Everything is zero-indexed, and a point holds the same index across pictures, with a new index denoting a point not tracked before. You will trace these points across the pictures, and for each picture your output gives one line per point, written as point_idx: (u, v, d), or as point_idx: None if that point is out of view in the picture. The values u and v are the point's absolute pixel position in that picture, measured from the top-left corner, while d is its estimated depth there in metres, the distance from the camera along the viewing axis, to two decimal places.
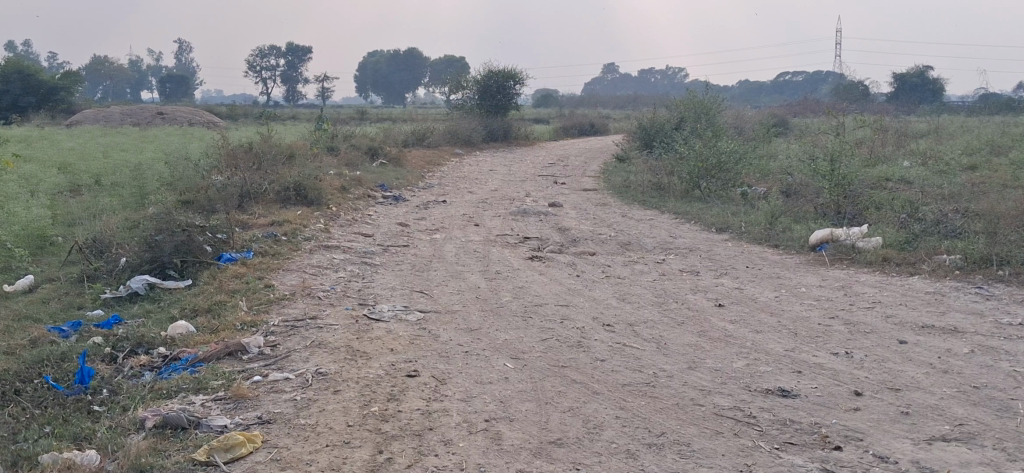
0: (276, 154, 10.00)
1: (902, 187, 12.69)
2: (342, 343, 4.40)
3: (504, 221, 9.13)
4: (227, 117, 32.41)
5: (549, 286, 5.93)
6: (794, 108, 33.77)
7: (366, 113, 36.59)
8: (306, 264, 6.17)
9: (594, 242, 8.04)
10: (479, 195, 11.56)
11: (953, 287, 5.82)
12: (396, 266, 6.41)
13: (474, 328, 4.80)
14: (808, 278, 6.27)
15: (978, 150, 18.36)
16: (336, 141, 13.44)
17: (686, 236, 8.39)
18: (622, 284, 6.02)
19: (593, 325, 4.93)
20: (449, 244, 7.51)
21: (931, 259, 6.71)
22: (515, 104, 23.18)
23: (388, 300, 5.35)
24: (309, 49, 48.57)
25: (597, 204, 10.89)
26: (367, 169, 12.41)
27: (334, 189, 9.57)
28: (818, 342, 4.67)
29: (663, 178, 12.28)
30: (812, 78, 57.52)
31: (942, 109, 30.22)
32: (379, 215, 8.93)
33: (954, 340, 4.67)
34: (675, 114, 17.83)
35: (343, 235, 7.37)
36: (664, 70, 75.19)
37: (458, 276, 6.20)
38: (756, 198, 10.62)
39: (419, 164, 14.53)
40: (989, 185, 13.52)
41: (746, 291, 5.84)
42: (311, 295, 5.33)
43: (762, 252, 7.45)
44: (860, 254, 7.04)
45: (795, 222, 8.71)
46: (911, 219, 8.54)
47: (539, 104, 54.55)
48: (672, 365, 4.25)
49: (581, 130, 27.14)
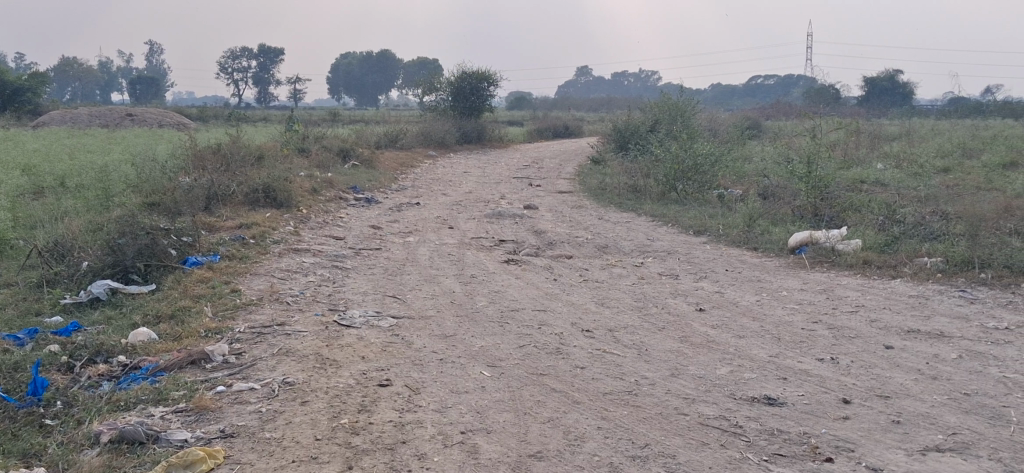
0: (245, 155, 9.78)
1: (878, 189, 12.65)
2: (311, 351, 4.22)
3: (478, 223, 8.97)
4: (197, 119, 32.03)
5: (526, 290, 5.77)
6: (767, 111, 33.85)
7: (339, 115, 36.32)
8: (275, 268, 5.98)
9: (571, 245, 7.89)
10: (453, 197, 11.39)
11: (936, 290, 5.73)
12: (367, 270, 6.23)
13: (448, 334, 4.63)
14: (789, 282, 6.15)
15: (950, 153, 18.41)
16: (308, 143, 13.22)
17: (664, 239, 8.27)
18: (600, 288, 5.88)
19: (572, 330, 4.78)
20: (422, 247, 7.33)
21: (913, 262, 6.61)
22: (489, 106, 23.02)
23: (359, 305, 5.17)
24: (281, 50, 48.17)
25: (573, 206, 10.76)
26: (339, 171, 12.21)
27: (304, 190, 9.37)
28: (802, 347, 4.54)
29: (639, 181, 12.17)
30: (783, 81, 57.79)
31: (913, 112, 30.38)
32: (350, 217, 8.74)
33: (940, 345, 4.56)
34: (650, 116, 17.75)
35: (313, 238, 7.18)
36: (637, 73, 75.34)
37: (432, 280, 6.03)
38: (732, 200, 10.53)
39: (392, 166, 14.34)
40: (963, 187, 13.52)
41: (726, 295, 5.71)
42: (279, 301, 5.15)
43: (741, 255, 7.33)
44: (840, 256, 6.94)
45: (773, 224, 8.61)
46: (889, 221, 8.47)
47: (513, 107, 54.43)
48: (654, 373, 4.11)
49: (555, 132, 27.03)
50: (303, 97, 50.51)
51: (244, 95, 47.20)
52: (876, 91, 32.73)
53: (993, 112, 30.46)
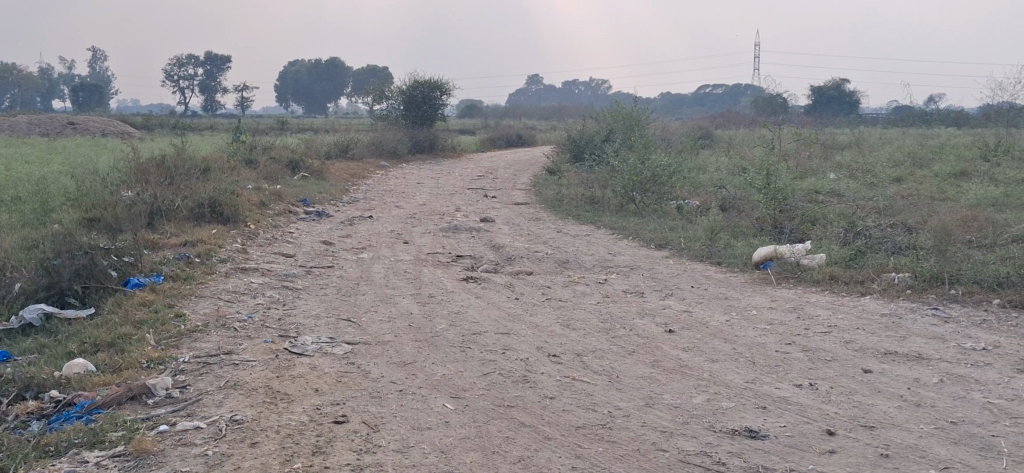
0: (191, 167, 9.42)
1: (834, 200, 12.62)
2: (260, 384, 3.93)
3: (434, 238, 8.71)
4: (142, 128, 31.34)
5: (487, 311, 5.52)
6: (718, 120, 33.98)
7: (289, 123, 35.78)
8: (222, 290, 5.67)
9: (530, 261, 7.66)
10: (407, 209, 11.11)
11: (909, 308, 5.58)
12: (320, 290, 5.93)
13: (407, 361, 4.37)
14: (757, 299, 5.98)
15: (901, 162, 18.52)
16: (256, 154, 12.86)
17: (625, 253, 8.08)
18: (564, 309, 5.65)
19: (538, 356, 4.54)
20: (377, 264, 7.05)
21: (880, 277, 6.49)
22: (441, 115, 22.76)
23: (312, 331, 4.88)
24: (228, 57, 47.41)
25: (530, 219, 10.54)
26: (289, 183, 11.87)
27: (252, 204, 9.04)
28: (778, 371, 4.35)
29: (596, 192, 12.00)
30: (731, 90, 58.21)
31: (860, 120, 30.67)
32: (301, 233, 8.43)
33: (920, 368, 4.40)
34: (604, 125, 17.62)
35: (263, 256, 6.86)
36: (587, 81, 75.52)
37: (387, 301, 5.76)
38: (692, 213, 10.39)
39: (343, 178, 14.02)
40: (917, 198, 13.55)
41: (695, 314, 5.51)
42: (226, 326, 4.84)
43: (705, 271, 7.16)
44: (806, 272, 6.79)
45: (735, 238, 8.47)
46: (851, 234, 8.37)
47: (464, 115, 54.19)
48: (627, 402, 3.88)
49: (508, 141, 26.83)
50: (251, 105, 49.75)
51: (190, 103, 46.33)
52: (824, 100, 33.01)
53: (938, 121, 30.85)
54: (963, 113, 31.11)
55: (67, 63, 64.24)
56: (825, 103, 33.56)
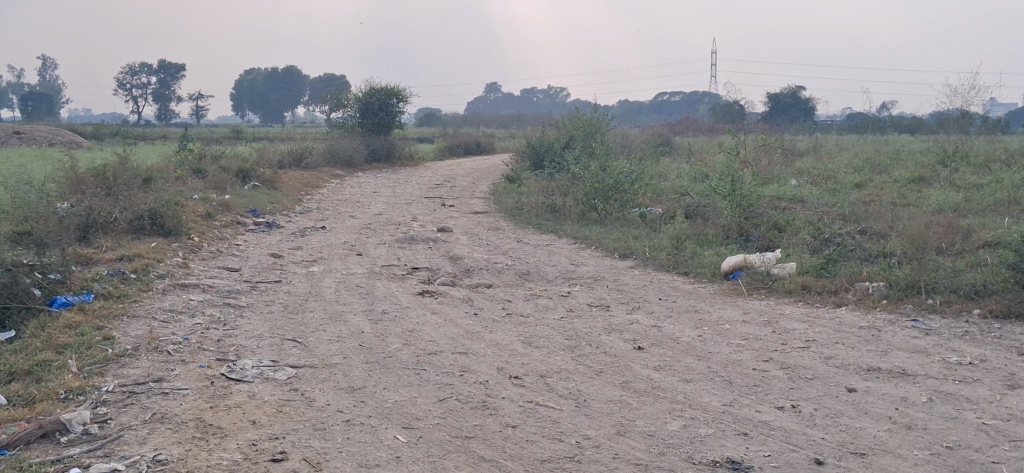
0: (133, 177, 8.97)
1: (797, 206, 12.42)
2: (191, 417, 3.54)
3: (389, 249, 8.33)
4: (93, 137, 30.61)
5: (444, 329, 5.16)
6: (676, 127, 33.87)
7: (244, 133, 35.17)
8: (158, 309, 5.25)
9: (490, 273, 7.31)
10: (361, 219, 10.73)
11: (887, 319, 5.31)
12: (265, 308, 5.54)
13: (357, 387, 4.01)
14: (729, 312, 5.68)
15: (861, 168, 18.43)
16: (204, 162, 12.41)
17: (589, 264, 7.77)
18: (525, 325, 5.31)
19: (499, 378, 4.20)
20: (327, 278, 6.66)
21: (854, 287, 6.22)
22: (398, 122, 22.35)
23: (254, 353, 4.50)
24: (182, 66, 46.58)
25: (489, 228, 10.21)
26: (239, 194, 11.42)
27: (197, 216, 8.61)
28: (758, 392, 4.04)
29: (557, 200, 11.70)
30: (688, 98, 58.24)
31: (816, 127, 30.68)
32: (249, 245, 8.02)
33: (907, 386, 4.10)
34: (563, 132, 17.34)
35: (205, 271, 6.45)
36: (546, 89, 75.41)
37: (337, 318, 5.38)
38: (655, 221, 10.12)
39: (296, 187, 13.59)
40: (880, 204, 13.40)
41: (664, 329, 5.19)
42: (158, 350, 4.44)
43: (672, 282, 6.86)
44: (778, 282, 6.51)
45: (701, 246, 8.21)
46: (819, 242, 8.13)
47: (422, 123, 53.75)
48: (596, 431, 3.54)
49: (467, 149, 26.49)
50: (205, 113, 48.93)
51: (142, 112, 45.43)
52: (780, 107, 33.00)
53: (893, 127, 30.94)
54: (917, 120, 31.24)
55: (16, 71, 62.85)
56: (781, 110, 33.56)
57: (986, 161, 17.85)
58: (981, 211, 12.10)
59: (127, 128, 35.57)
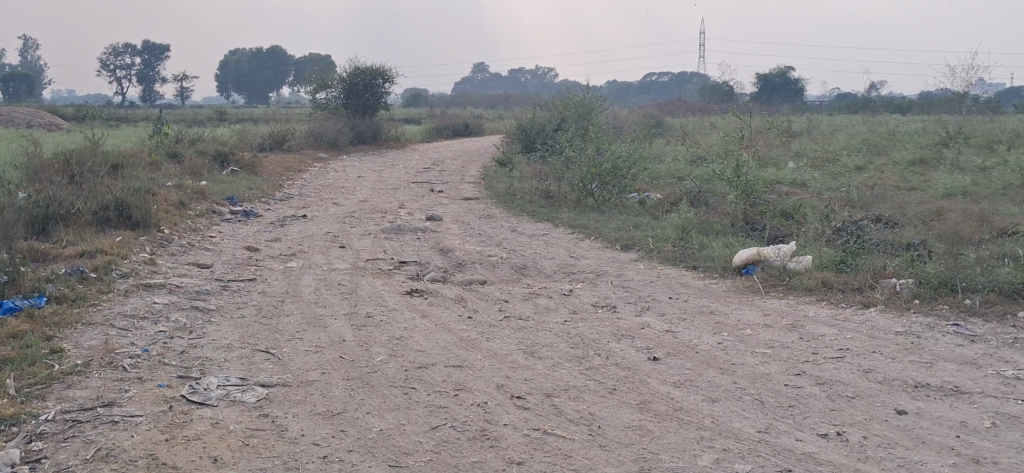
0: (101, 164, 8.39)
1: (798, 191, 11.97)
2: (140, 453, 3.01)
3: (374, 241, 7.79)
4: (73, 117, 29.91)
5: (435, 336, 4.64)
6: (665, 108, 33.31)
7: (226, 113, 34.43)
8: (117, 313, 4.69)
9: (483, 268, 6.79)
10: (345, 207, 10.20)
11: (925, 324, 4.81)
12: (236, 312, 4.99)
13: (337, 413, 3.48)
14: (748, 314, 5.18)
15: (859, 149, 17.98)
16: (181, 147, 11.82)
17: (588, 257, 7.28)
18: (525, 331, 4.78)
19: (499, 399, 3.68)
20: (306, 275, 6.13)
21: (880, 285, 5.75)
22: (384, 104, 21.78)
23: (220, 368, 3.95)
24: (166, 46, 45.65)
25: (481, 216, 9.70)
26: (216, 179, 10.85)
27: (169, 205, 8.05)
28: (795, 415, 3.53)
29: (552, 186, 11.20)
30: (676, 78, 57.77)
31: (806, 107, 30.18)
32: (224, 237, 7.47)
33: (963, 407, 3.60)
34: (554, 113, 16.82)
35: (174, 268, 5.87)
36: (533, 69, 74.67)
37: (315, 324, 4.84)
38: (656, 209, 9.64)
39: (278, 171, 13.03)
40: (883, 188, 12.94)
41: (680, 336, 4.68)
42: (113, 365, 3.87)
43: (681, 278, 6.36)
44: (796, 277, 6.02)
45: (708, 237, 7.72)
46: (832, 233, 7.66)
47: (409, 103, 53.14)
48: (616, 469, 3.03)
49: (455, 130, 25.90)
50: (189, 94, 48.10)
51: (126, 93, 44.55)
52: (770, 88, 32.43)
53: (886, 107, 30.53)
54: (908, 101, 30.78)
55: None
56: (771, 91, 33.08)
57: (987, 142, 17.42)
58: (989, 195, 11.66)
59: (107, 109, 34.78)
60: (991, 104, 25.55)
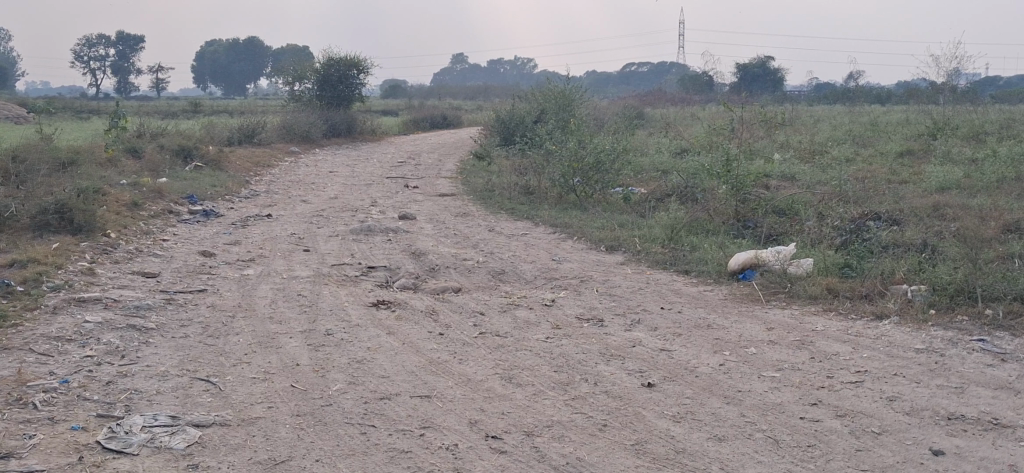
0: (48, 161, 7.79)
1: (786, 187, 11.52)
2: None
3: (342, 243, 7.26)
4: (43, 109, 29.05)
5: (401, 358, 4.11)
6: (645, 98, 32.82)
7: (202, 106, 33.69)
8: (40, 336, 4.13)
9: (458, 274, 6.28)
10: (313, 204, 9.66)
11: (948, 338, 4.34)
12: (178, 331, 4.44)
13: (281, 462, 2.95)
14: (749, 328, 4.68)
15: (845, 140, 17.56)
16: (142, 141, 11.22)
17: (572, 261, 6.78)
18: (503, 350, 4.26)
19: (473, 439, 3.17)
20: (264, 284, 5.59)
21: (890, 292, 5.29)
22: (359, 95, 21.20)
23: (148, 404, 3.40)
24: (141, 38, 44.69)
25: (457, 214, 9.18)
26: (177, 177, 10.26)
27: (121, 206, 7.48)
28: (817, 459, 3.03)
29: (532, 181, 10.70)
30: (656, 69, 57.38)
31: (787, 96, 29.76)
32: (178, 241, 6.92)
33: (1010, 446, 3.10)
34: (534, 105, 16.29)
35: (116, 279, 5.31)
36: (511, 60, 74.11)
37: (268, 344, 4.30)
38: (641, 208, 9.15)
39: (245, 167, 12.46)
40: (873, 181, 12.51)
41: (676, 355, 4.18)
42: (21, 403, 3.32)
43: (672, 284, 5.87)
44: (798, 284, 5.55)
45: (698, 239, 7.24)
46: (829, 235, 7.19)
47: (386, 95, 52.43)
48: None
49: (433, 123, 25.33)
50: (164, 85, 47.18)
51: (99, 85, 43.64)
52: (750, 79, 31.97)
53: (868, 95, 30.15)
54: (889, 91, 30.45)
55: None
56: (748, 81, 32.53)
57: (974, 132, 17.05)
58: (983, 189, 11.23)
59: (80, 102, 33.95)
60: (973, 93, 25.25)
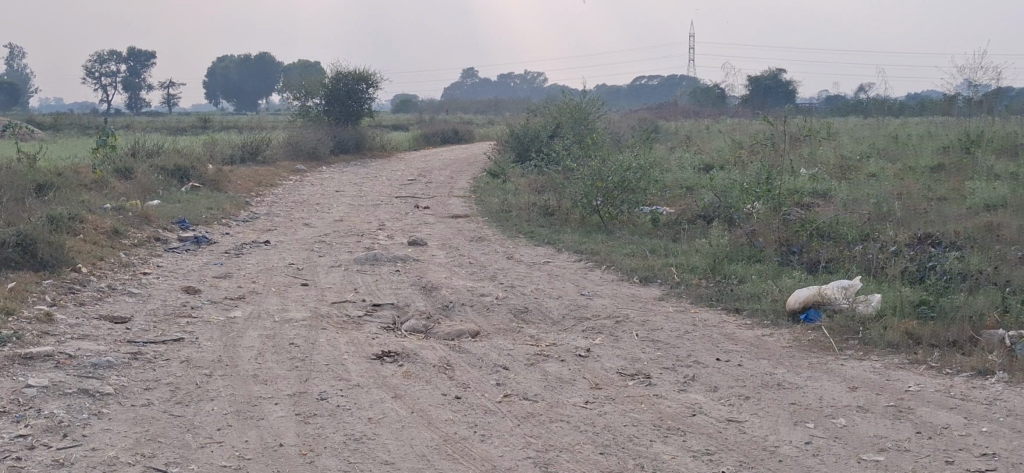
0: (20, 188, 7.06)
1: (822, 205, 10.71)
2: None
3: (344, 275, 6.49)
4: (51, 125, 28.49)
5: (410, 435, 3.33)
6: (658, 112, 31.90)
7: (210, 121, 33.00)
8: None
9: (475, 313, 5.50)
10: (316, 229, 8.92)
11: None
12: (141, 396, 3.67)
13: None
14: (829, 388, 3.88)
15: (874, 154, 16.71)
16: (134, 162, 10.50)
17: (603, 296, 6.00)
18: (535, 422, 3.48)
19: None
20: (251, 330, 4.82)
21: (984, 338, 4.48)
22: (368, 111, 20.49)
23: None
24: (153, 53, 44.13)
25: (471, 240, 8.42)
26: (170, 199, 9.54)
27: (100, 235, 6.74)
28: None
29: (552, 202, 9.93)
30: (668, 81, 56.67)
31: (804, 108, 28.75)
32: (160, 275, 6.17)
33: None
34: (550, 119, 15.52)
35: (76, 327, 4.55)
36: (520, 74, 73.29)
37: (249, 415, 3.52)
38: (672, 233, 8.37)
39: (245, 187, 11.74)
40: (911, 198, 11.67)
41: (750, 430, 3.38)
42: None
43: (724, 327, 5.08)
44: (872, 328, 4.74)
45: (742, 269, 6.43)
46: (891, 265, 6.37)
47: (398, 109, 51.62)
48: None
49: (444, 138, 24.59)
50: (175, 100, 46.61)
51: (112, 102, 43.19)
52: (762, 91, 30.68)
53: (889, 105, 29.28)
54: (907, 103, 29.54)
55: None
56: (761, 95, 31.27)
57: (1009, 144, 16.19)
58: None
59: (91, 118, 33.48)
60: (1000, 104, 24.34)
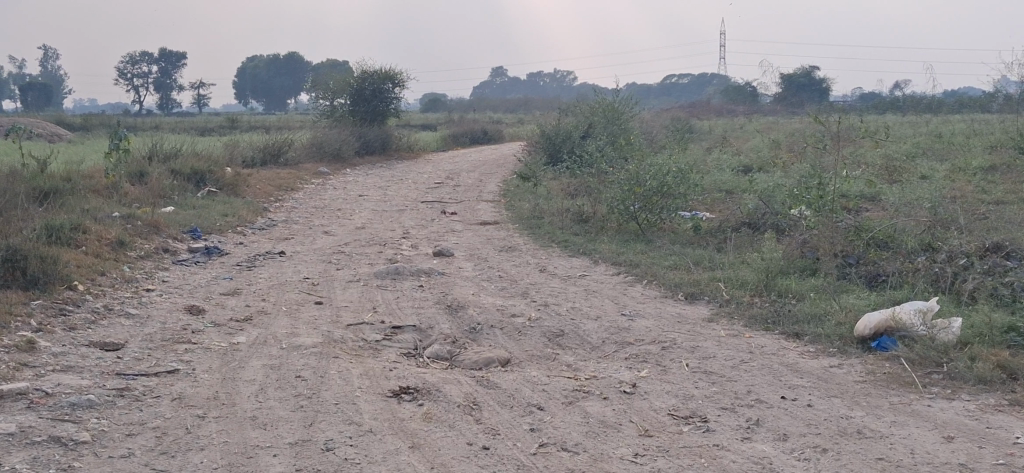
0: (20, 197, 6.61)
1: (872, 209, 10.08)
2: None
3: (362, 292, 5.98)
4: (81, 125, 28.32)
5: None
6: (690, 110, 31.21)
7: (241, 121, 32.69)
8: None
9: (505, 337, 4.97)
10: (336, 237, 8.43)
11: None
12: (119, 445, 3.17)
13: None
14: (920, 438, 3.31)
15: (919, 154, 16.00)
16: (149, 165, 10.06)
17: (646, 316, 5.44)
18: None
19: None
20: (254, 359, 4.31)
21: None
22: (395, 110, 20.03)
23: None
24: (183, 54, 43.95)
25: (501, 249, 7.89)
26: (185, 205, 9.08)
27: (102, 246, 6.27)
28: None
29: (585, 207, 9.37)
30: (698, 79, 55.90)
31: (842, 107, 27.95)
32: (164, 291, 5.69)
33: None
34: (581, 119, 14.96)
35: (59, 357, 4.07)
36: (550, 73, 72.75)
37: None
38: (715, 242, 7.79)
39: (266, 191, 11.27)
40: (965, 202, 10.99)
41: None
42: None
43: (786, 356, 4.51)
44: (956, 360, 4.15)
45: (798, 285, 5.85)
46: (964, 282, 5.75)
47: (426, 108, 51.17)
48: None
49: (473, 138, 24.09)
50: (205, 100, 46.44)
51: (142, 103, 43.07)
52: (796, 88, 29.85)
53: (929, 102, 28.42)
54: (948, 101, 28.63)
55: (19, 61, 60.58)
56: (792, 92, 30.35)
57: None
58: None
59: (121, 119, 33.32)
60: None
